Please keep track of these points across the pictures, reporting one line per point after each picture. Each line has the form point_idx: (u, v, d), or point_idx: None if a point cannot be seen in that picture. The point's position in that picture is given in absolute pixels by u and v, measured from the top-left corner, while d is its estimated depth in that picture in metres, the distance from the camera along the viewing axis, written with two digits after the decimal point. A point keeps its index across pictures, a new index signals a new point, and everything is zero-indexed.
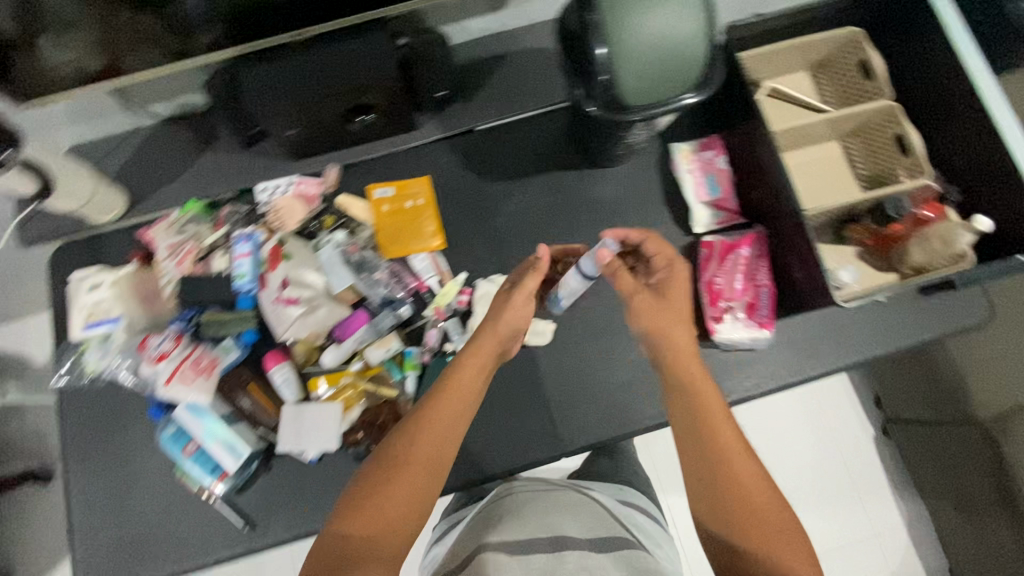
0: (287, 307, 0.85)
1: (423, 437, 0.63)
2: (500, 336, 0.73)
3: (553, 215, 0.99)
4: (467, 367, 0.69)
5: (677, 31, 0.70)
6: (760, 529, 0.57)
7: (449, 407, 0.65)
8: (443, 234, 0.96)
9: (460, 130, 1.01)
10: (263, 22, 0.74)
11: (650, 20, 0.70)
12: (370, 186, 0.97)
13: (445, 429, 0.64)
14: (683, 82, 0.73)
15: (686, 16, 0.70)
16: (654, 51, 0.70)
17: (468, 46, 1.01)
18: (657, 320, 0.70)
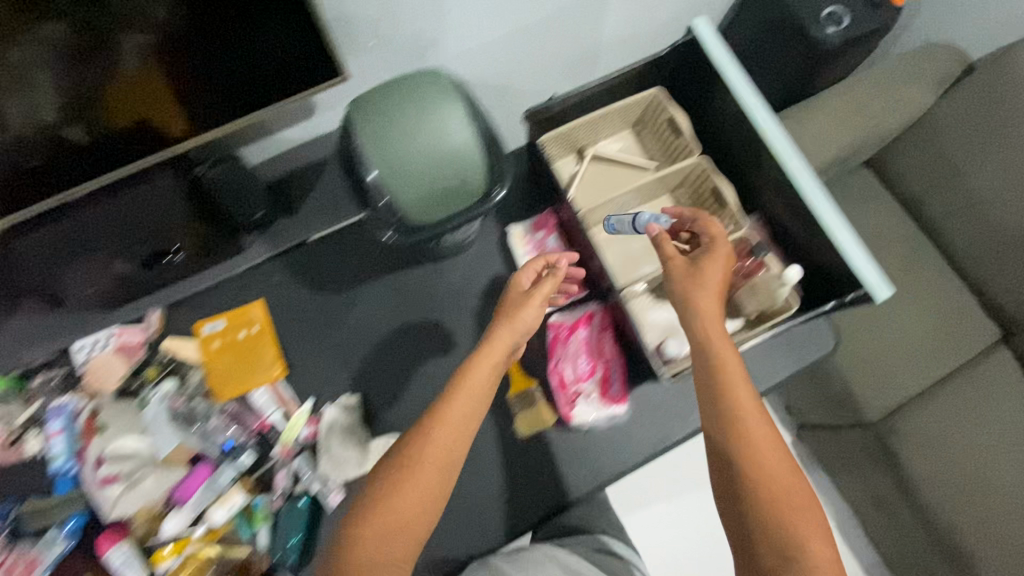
0: (106, 486, 0.80)
1: (435, 440, 0.65)
2: (519, 328, 0.75)
3: (400, 317, 0.95)
4: (479, 368, 0.70)
5: (450, 142, 0.68)
6: (761, 468, 0.62)
7: (463, 406, 0.68)
8: (283, 360, 0.90)
9: (290, 246, 0.95)
10: (31, 190, 0.70)
11: (417, 138, 0.68)
12: (197, 324, 0.91)
13: (459, 428, 0.67)
14: (471, 188, 0.72)
15: (458, 126, 0.69)
16: (431, 167, 0.68)
17: (281, 158, 0.96)
18: (690, 283, 0.73)
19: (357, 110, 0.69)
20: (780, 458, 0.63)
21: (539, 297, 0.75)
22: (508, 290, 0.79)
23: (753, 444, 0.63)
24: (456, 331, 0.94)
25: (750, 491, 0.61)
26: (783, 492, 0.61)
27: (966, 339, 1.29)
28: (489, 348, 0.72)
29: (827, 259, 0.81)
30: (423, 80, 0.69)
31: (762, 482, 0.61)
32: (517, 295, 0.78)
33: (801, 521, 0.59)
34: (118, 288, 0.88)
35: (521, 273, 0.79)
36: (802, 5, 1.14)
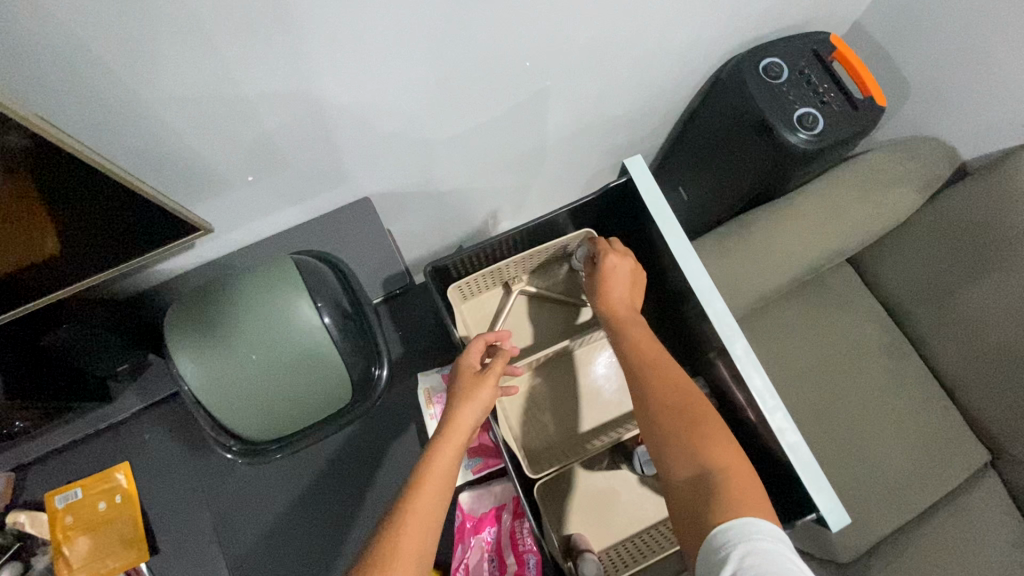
0: None
1: (407, 532, 0.56)
2: (481, 407, 0.66)
3: (291, 479, 0.82)
4: (443, 451, 0.62)
5: (277, 334, 0.56)
6: (691, 426, 0.61)
7: (433, 493, 0.59)
8: (144, 540, 0.78)
9: (165, 396, 0.83)
10: None
11: (235, 337, 0.55)
12: (47, 495, 0.78)
13: (430, 519, 0.58)
14: (320, 379, 0.59)
15: (284, 313, 0.56)
16: (256, 369, 0.56)
17: (156, 292, 0.83)
18: (608, 292, 0.74)
19: (179, 314, 0.55)
20: (714, 427, 0.61)
21: (494, 376, 0.67)
22: (455, 373, 0.70)
23: (679, 409, 0.63)
24: (352, 500, 0.81)
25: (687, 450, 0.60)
26: (716, 446, 0.60)
27: (963, 468, 1.13)
28: (452, 429, 0.63)
29: (775, 452, 0.68)
30: (273, 280, 0.57)
31: (694, 441, 0.60)
32: (467, 377, 0.69)
33: (720, 457, 0.59)
34: None
35: (468, 354, 0.71)
36: (770, 103, 1.01)
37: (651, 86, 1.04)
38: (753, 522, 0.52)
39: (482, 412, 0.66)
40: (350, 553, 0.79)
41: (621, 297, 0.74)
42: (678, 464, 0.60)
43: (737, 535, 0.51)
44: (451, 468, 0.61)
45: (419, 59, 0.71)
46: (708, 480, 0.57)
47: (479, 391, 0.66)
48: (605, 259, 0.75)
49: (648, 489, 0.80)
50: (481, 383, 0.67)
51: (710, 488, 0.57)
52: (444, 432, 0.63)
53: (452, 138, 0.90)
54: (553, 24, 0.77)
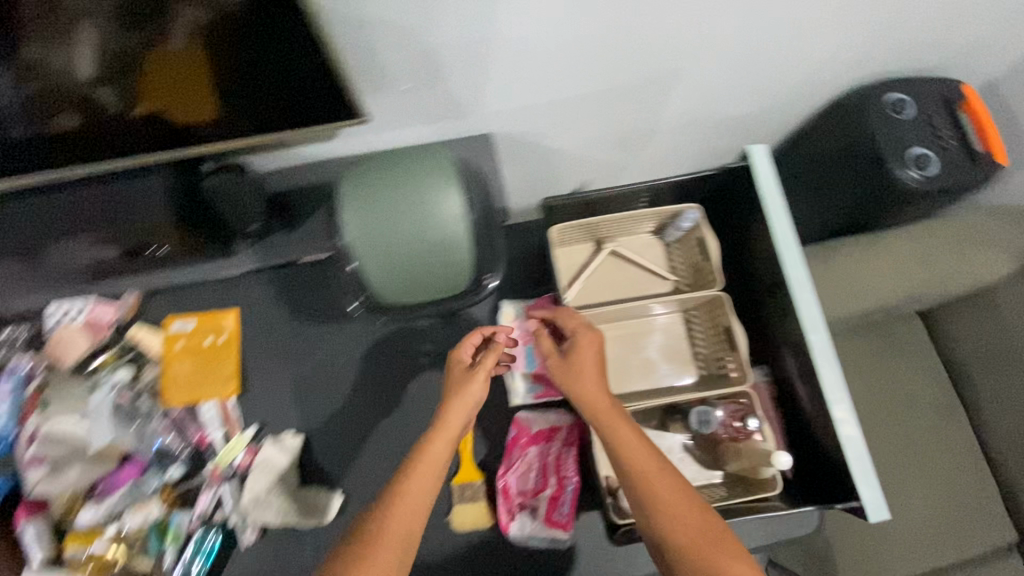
0: (31, 468, 0.79)
1: (394, 516, 0.64)
2: (471, 402, 0.72)
3: (367, 364, 0.89)
4: (434, 443, 0.69)
5: (427, 215, 0.64)
6: (704, 531, 0.63)
7: (420, 482, 0.66)
8: (239, 378, 0.88)
9: (279, 261, 0.92)
10: (66, 146, 0.73)
11: (397, 207, 0.64)
12: (169, 319, 0.90)
13: (419, 505, 0.65)
14: (450, 266, 0.66)
15: (436, 199, 0.65)
16: (405, 243, 0.64)
17: (293, 172, 0.93)
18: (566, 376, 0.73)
19: (353, 180, 0.65)
20: (680, 493, 0.65)
21: (484, 370, 0.73)
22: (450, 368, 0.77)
23: (677, 511, 0.64)
24: (417, 396, 0.88)
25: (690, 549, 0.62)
26: (673, 517, 0.64)
27: (983, 541, 1.13)
28: (442, 425, 0.70)
29: (827, 446, 0.73)
30: (430, 163, 0.66)
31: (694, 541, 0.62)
32: (459, 373, 0.75)
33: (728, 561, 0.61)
34: (107, 263, 0.89)
35: (461, 347, 0.77)
36: (886, 138, 1.04)
37: (774, 96, 1.07)
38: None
39: (470, 410, 0.72)
40: (408, 441, 0.86)
41: (592, 376, 0.73)
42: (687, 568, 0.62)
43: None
44: (439, 460, 0.67)
45: (579, 16, 0.77)
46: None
47: (467, 386, 0.73)
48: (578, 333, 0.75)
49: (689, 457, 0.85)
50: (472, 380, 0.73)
51: None
52: (436, 425, 0.70)
53: (578, 103, 0.96)
54: (712, 9, 0.81)
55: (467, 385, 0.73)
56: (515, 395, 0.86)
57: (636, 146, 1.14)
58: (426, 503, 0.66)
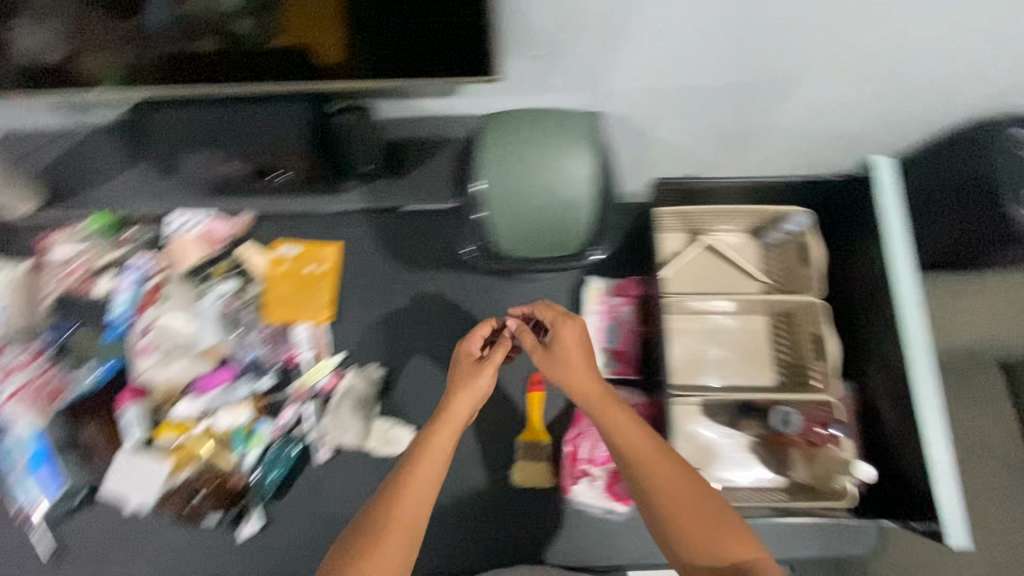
0: (143, 354, 0.87)
1: (401, 503, 0.66)
2: (476, 395, 0.75)
3: (451, 314, 0.93)
4: (438, 434, 0.70)
5: (561, 176, 0.66)
6: (712, 521, 0.64)
7: (428, 470, 0.68)
8: (333, 307, 0.94)
9: (384, 207, 0.98)
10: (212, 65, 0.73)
11: (537, 167, 0.65)
12: (277, 241, 0.96)
13: (426, 492, 0.67)
14: (572, 227, 0.68)
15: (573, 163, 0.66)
16: (535, 199, 0.66)
17: (407, 124, 0.98)
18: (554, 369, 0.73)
19: (496, 134, 0.66)
20: (683, 481, 0.66)
21: (491, 365, 0.75)
22: (457, 361, 0.79)
23: (682, 502, 0.65)
24: None
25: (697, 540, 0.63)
26: (683, 517, 0.64)
27: None
28: (447, 415, 0.72)
29: (907, 467, 0.73)
30: (564, 114, 0.66)
31: (700, 531, 0.63)
32: (467, 365, 0.77)
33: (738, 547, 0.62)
34: (227, 180, 0.95)
35: (469, 340, 0.79)
36: (1010, 175, 0.99)
37: (895, 117, 1.03)
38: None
39: (477, 401, 0.74)
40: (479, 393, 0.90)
41: (581, 370, 0.73)
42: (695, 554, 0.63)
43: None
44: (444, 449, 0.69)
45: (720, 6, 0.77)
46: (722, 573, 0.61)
47: (474, 380, 0.75)
48: (557, 325, 0.75)
49: (754, 456, 0.86)
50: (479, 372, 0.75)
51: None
52: (440, 414, 0.72)
53: (692, 95, 0.96)
54: (858, 16, 0.79)
55: (474, 377, 0.75)
56: None
57: (736, 147, 1.13)
58: (433, 488, 0.68)
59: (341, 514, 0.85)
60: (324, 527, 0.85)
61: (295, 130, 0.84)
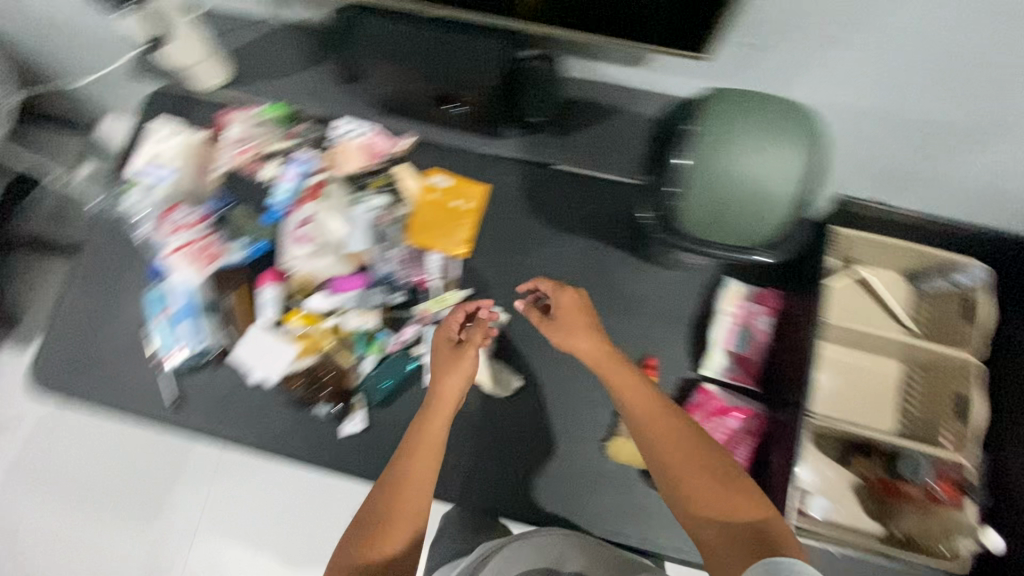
0: (297, 243, 0.90)
1: (402, 495, 0.70)
2: (465, 377, 0.78)
3: (580, 281, 0.94)
4: (431, 423, 0.75)
5: (768, 168, 0.64)
6: (728, 487, 0.64)
7: (424, 463, 0.72)
8: (471, 245, 0.97)
9: (539, 159, 0.98)
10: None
11: (748, 154, 0.64)
12: (433, 169, 0.99)
13: (422, 482, 0.71)
14: (763, 221, 0.66)
15: (784, 158, 0.64)
16: (736, 185, 0.65)
17: (584, 83, 0.97)
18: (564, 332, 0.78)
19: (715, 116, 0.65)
20: (695, 447, 0.67)
21: (472, 347, 0.79)
22: (437, 347, 0.81)
23: (694, 471, 0.66)
24: (612, 327, 0.91)
25: (710, 508, 0.63)
26: (697, 483, 0.65)
27: None
28: (438, 403, 0.76)
29: None
30: (782, 104, 0.65)
31: (714, 496, 0.64)
32: (445, 347, 0.80)
33: (756, 510, 0.63)
34: (397, 99, 0.97)
35: (449, 322, 0.82)
36: None
37: None
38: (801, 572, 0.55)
39: (466, 381, 0.78)
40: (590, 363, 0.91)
41: (589, 344, 0.76)
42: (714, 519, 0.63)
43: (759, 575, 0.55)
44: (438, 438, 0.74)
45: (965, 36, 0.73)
46: (736, 534, 0.61)
47: (459, 364, 0.78)
48: (558, 294, 0.81)
49: (853, 496, 0.84)
50: (461, 357, 0.78)
51: (751, 538, 0.60)
52: (432, 404, 0.76)
53: None
54: None
55: (461, 359, 0.78)
56: (711, 367, 0.86)
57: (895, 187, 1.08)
58: (431, 476, 0.72)
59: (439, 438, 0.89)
60: None
61: (490, 64, 0.85)
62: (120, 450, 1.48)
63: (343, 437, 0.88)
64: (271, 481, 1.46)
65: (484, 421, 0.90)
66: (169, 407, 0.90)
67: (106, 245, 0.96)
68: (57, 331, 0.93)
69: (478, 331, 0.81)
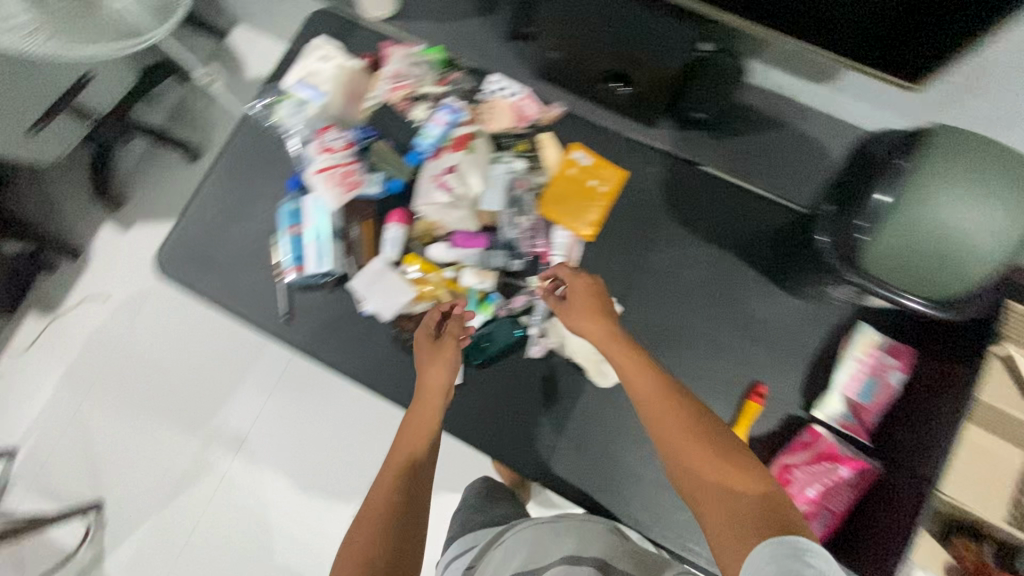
0: (438, 189, 0.90)
1: (386, 486, 0.70)
2: (448, 367, 0.81)
3: (702, 290, 0.91)
4: (419, 414, 0.78)
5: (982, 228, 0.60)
6: (728, 468, 0.63)
7: (406, 452, 0.74)
8: (597, 229, 0.94)
9: (687, 157, 0.95)
10: None
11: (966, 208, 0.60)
12: (574, 144, 0.96)
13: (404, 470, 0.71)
14: (957, 276, 0.62)
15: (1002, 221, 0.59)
16: (941, 237, 0.61)
17: (755, 90, 0.93)
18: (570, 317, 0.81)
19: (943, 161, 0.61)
20: (695, 427, 0.66)
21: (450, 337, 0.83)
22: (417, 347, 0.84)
23: (697, 454, 0.64)
24: (724, 345, 0.89)
25: (713, 487, 0.62)
26: (698, 462, 0.64)
27: None
28: (424, 395, 0.80)
29: None
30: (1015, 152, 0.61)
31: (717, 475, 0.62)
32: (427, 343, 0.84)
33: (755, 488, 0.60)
34: (561, 67, 0.93)
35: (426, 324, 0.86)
36: None
37: None
38: (827, 561, 0.52)
39: (450, 371, 0.81)
40: (695, 375, 0.89)
41: (590, 328, 0.79)
42: (716, 499, 0.61)
43: (785, 554, 0.52)
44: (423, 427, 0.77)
45: None
46: (738, 512, 0.59)
47: (441, 355, 0.82)
48: (571, 280, 0.83)
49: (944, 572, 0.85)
50: (444, 346, 0.82)
51: (754, 517, 0.57)
52: (418, 398, 0.80)
53: None
54: None
55: (442, 350, 0.82)
56: (827, 410, 0.83)
57: None
58: (417, 465, 0.72)
59: (528, 412, 0.90)
60: (509, 414, 0.90)
61: (675, 55, 0.81)
62: (194, 345, 1.56)
63: None
64: (326, 405, 1.51)
65: (575, 407, 0.90)
66: (278, 318, 0.92)
67: (250, 150, 0.98)
68: (189, 221, 0.96)
69: (455, 322, 0.85)
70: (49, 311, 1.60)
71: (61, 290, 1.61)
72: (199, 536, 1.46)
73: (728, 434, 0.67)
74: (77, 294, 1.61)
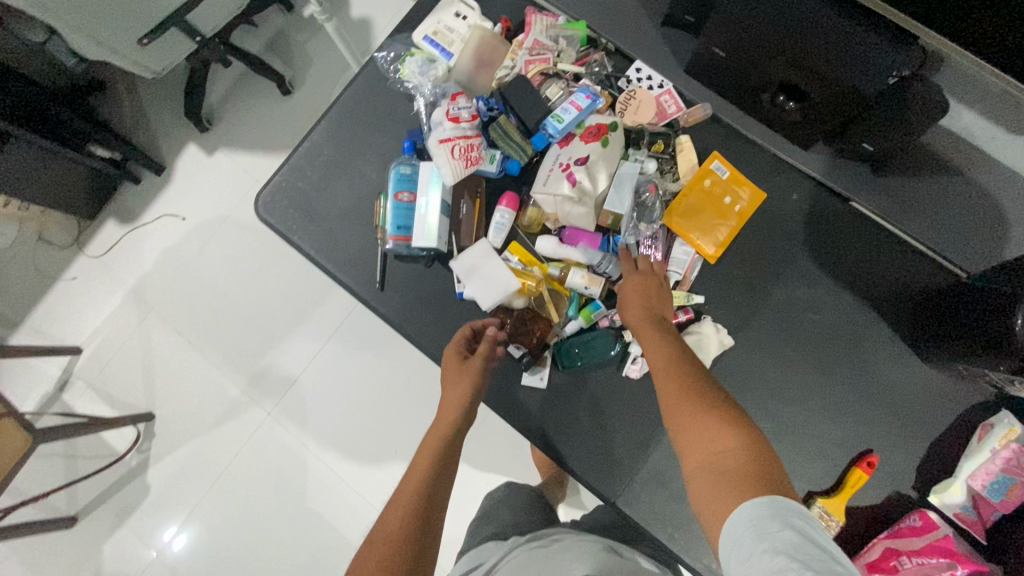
0: (564, 180, 0.83)
1: (395, 502, 0.63)
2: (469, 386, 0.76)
3: (825, 339, 0.83)
4: (435, 427, 0.73)
5: None
6: (699, 419, 0.60)
7: (419, 466, 0.67)
8: (721, 250, 0.85)
9: (837, 190, 0.85)
10: None
11: None
12: (714, 154, 0.87)
13: (414, 483, 0.65)
14: None
15: None
16: None
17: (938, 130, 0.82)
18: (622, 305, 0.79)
19: None
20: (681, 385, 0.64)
21: (480, 357, 0.78)
22: (444, 367, 0.80)
23: (677, 410, 0.62)
24: (837, 401, 0.82)
25: (691, 442, 0.59)
26: (682, 419, 0.61)
27: None
28: (443, 407, 0.75)
29: None
30: None
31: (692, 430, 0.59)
32: (453, 362, 0.79)
33: (727, 435, 0.57)
34: (720, 68, 0.82)
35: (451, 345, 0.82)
36: None
37: None
38: (806, 520, 0.48)
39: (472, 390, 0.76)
40: (798, 428, 0.82)
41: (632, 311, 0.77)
42: (694, 451, 0.58)
43: (763, 515, 0.48)
44: (437, 439, 0.71)
45: None
46: (713, 463, 0.56)
47: (468, 374, 0.77)
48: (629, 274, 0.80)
49: None
50: (470, 368, 0.77)
51: (730, 467, 0.54)
52: (437, 413, 0.75)
53: None
54: None
55: (467, 369, 0.78)
56: (945, 496, 0.76)
57: None
58: (432, 481, 0.65)
59: (613, 430, 0.85)
60: (591, 429, 0.85)
61: (866, 85, 0.69)
62: (261, 281, 1.56)
63: (521, 385, 0.87)
64: (379, 364, 1.50)
65: (663, 435, 0.84)
66: (369, 284, 0.89)
67: (367, 103, 0.93)
68: (294, 166, 0.93)
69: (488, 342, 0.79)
70: (126, 221, 1.61)
71: (140, 203, 1.61)
72: (238, 466, 1.49)
73: (719, 390, 0.63)
74: (154, 209, 1.61)
